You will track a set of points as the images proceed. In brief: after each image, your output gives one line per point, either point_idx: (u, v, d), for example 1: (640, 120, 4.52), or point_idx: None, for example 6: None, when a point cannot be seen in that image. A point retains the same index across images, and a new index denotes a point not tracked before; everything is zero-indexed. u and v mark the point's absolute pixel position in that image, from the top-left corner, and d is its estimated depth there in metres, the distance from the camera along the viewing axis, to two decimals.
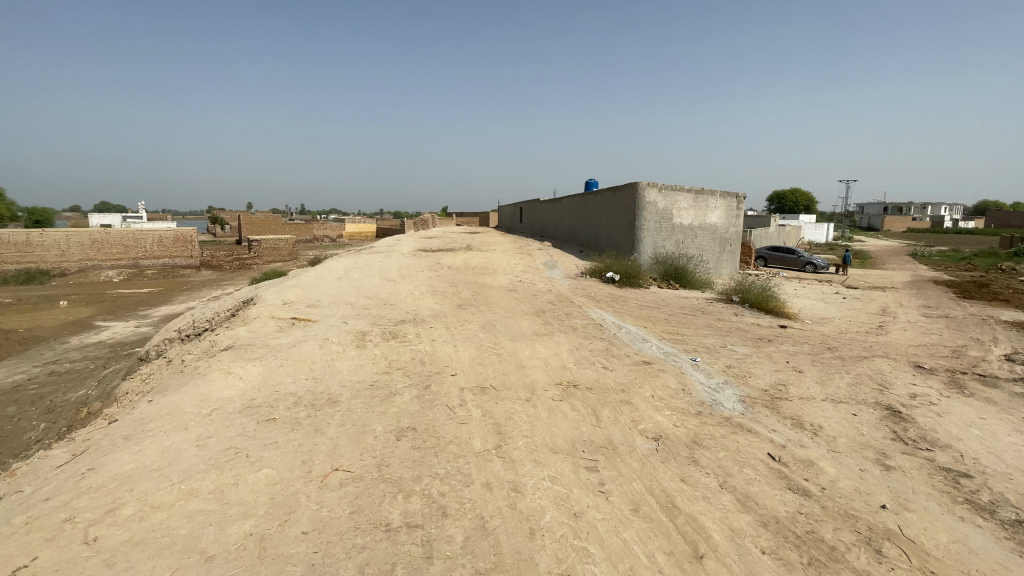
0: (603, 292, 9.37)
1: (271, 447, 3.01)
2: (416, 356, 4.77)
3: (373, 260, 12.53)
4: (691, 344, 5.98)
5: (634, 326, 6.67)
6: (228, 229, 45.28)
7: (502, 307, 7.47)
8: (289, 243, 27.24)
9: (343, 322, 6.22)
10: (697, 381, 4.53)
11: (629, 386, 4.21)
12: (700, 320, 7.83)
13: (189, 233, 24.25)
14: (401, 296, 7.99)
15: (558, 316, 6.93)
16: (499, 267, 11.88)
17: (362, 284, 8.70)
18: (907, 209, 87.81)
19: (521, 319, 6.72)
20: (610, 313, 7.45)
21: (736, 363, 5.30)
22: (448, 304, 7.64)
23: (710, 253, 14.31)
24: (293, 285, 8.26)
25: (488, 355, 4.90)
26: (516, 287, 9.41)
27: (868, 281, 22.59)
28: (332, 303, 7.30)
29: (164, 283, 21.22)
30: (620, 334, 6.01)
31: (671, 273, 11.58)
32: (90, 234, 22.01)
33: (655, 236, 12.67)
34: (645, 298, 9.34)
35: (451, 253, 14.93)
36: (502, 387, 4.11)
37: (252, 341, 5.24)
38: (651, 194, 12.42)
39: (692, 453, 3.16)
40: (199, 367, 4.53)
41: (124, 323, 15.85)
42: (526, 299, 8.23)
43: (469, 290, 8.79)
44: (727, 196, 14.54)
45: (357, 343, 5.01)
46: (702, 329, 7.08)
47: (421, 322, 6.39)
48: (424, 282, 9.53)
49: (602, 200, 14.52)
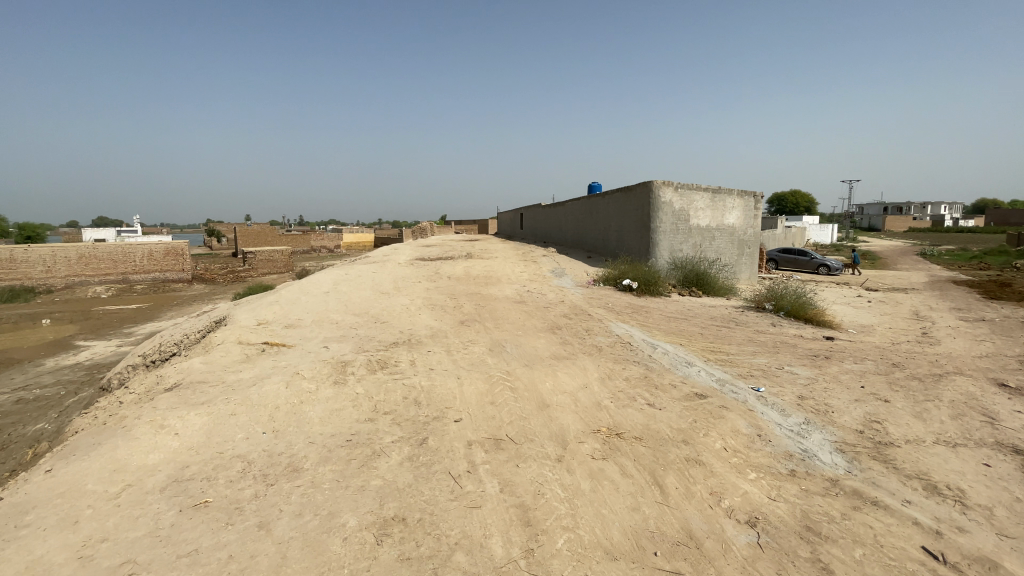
0: (623, 303, 8.35)
1: (186, 565, 1.99)
2: (408, 394, 3.73)
3: (366, 270, 11.49)
4: (743, 367, 4.95)
5: (670, 344, 5.65)
6: (225, 243, 44.33)
7: (510, 324, 6.44)
8: (285, 255, 26.17)
9: (323, 348, 5.16)
10: (771, 422, 3.52)
11: (691, 434, 3.19)
12: (739, 334, 6.79)
13: (180, 246, 23.12)
14: (394, 313, 6.94)
15: (577, 334, 5.90)
16: (503, 276, 10.87)
17: (351, 299, 7.65)
18: (907, 209, 87.16)
19: (535, 338, 5.69)
20: (637, 328, 6.42)
21: (808, 392, 4.27)
22: (448, 321, 6.58)
23: (729, 256, 13.31)
24: (272, 303, 7.22)
25: (501, 389, 3.87)
26: (524, 298, 8.36)
27: (886, 283, 21.60)
28: (314, 324, 6.25)
29: (154, 298, 20.17)
30: (657, 356, 4.97)
31: (692, 279, 10.59)
32: (77, 250, 20.98)
33: (671, 240, 11.66)
34: (670, 308, 8.31)
35: (450, 262, 13.89)
36: (521, 441, 3.08)
37: (204, 377, 4.20)
38: (667, 193, 11.44)
39: (816, 554, 2.14)
40: (128, 416, 3.49)
41: (106, 342, 14.78)
42: (537, 313, 7.19)
43: (472, 304, 7.78)
44: (744, 195, 13.58)
45: (335, 378, 3.96)
46: (746, 346, 6.05)
47: (416, 345, 5.35)
48: (422, 294, 8.49)
49: (611, 202, 13.56)
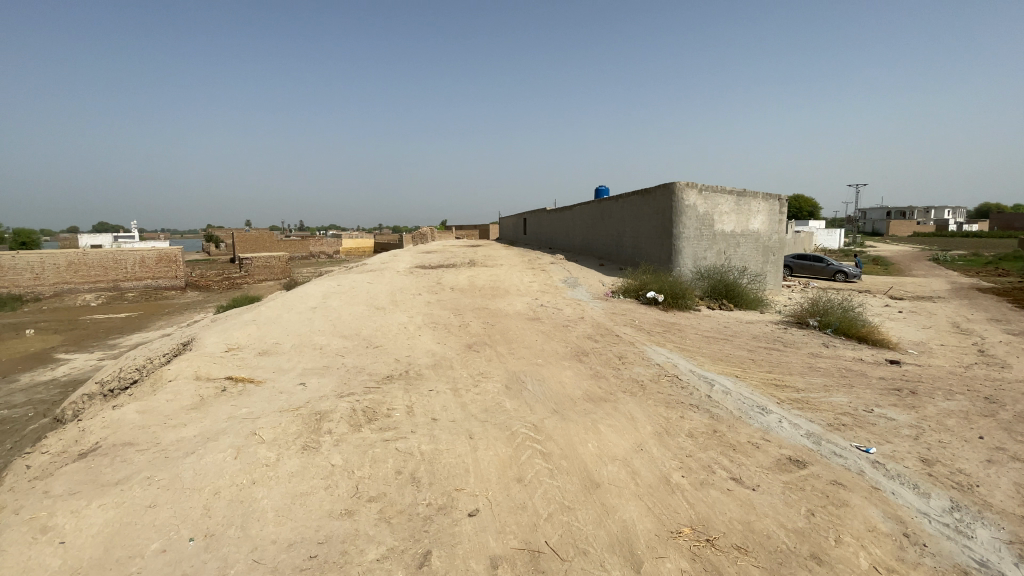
0: (650, 320, 7.34)
1: None
2: (404, 466, 2.71)
3: (362, 280, 10.48)
4: (826, 411, 3.95)
5: (725, 377, 4.65)
6: (224, 247, 43.41)
7: (528, 348, 5.41)
8: (282, 261, 25.15)
9: (299, 386, 4.14)
10: (914, 510, 2.59)
11: (819, 546, 2.19)
12: (795, 361, 5.78)
13: (174, 252, 22.06)
14: (389, 334, 5.92)
15: (609, 364, 4.88)
16: (512, 287, 9.87)
17: (341, 317, 6.63)
18: (912, 214, 86.23)
19: (561, 370, 4.66)
20: (678, 354, 5.40)
21: (929, 456, 3.28)
22: (454, 346, 5.56)
23: (753, 264, 12.32)
24: (247, 323, 6.19)
25: (529, 455, 2.85)
26: (538, 315, 7.33)
27: (910, 290, 20.57)
28: (292, 351, 5.22)
29: (146, 307, 19.17)
30: (720, 397, 3.94)
31: (720, 290, 9.59)
32: (66, 256, 20.00)
33: (696, 246, 10.64)
34: (704, 327, 7.30)
35: (452, 271, 12.86)
36: (571, 559, 2.07)
37: (134, 439, 3.18)
38: (691, 196, 10.42)
39: None
40: (7, 509, 2.46)
41: (88, 355, 13.74)
42: (557, 334, 6.16)
43: (480, 321, 6.78)
44: (769, 198, 12.61)
45: (303, 438, 2.93)
46: (811, 378, 5.05)
47: (415, 380, 4.33)
48: (423, 310, 7.48)
49: (626, 206, 12.54)
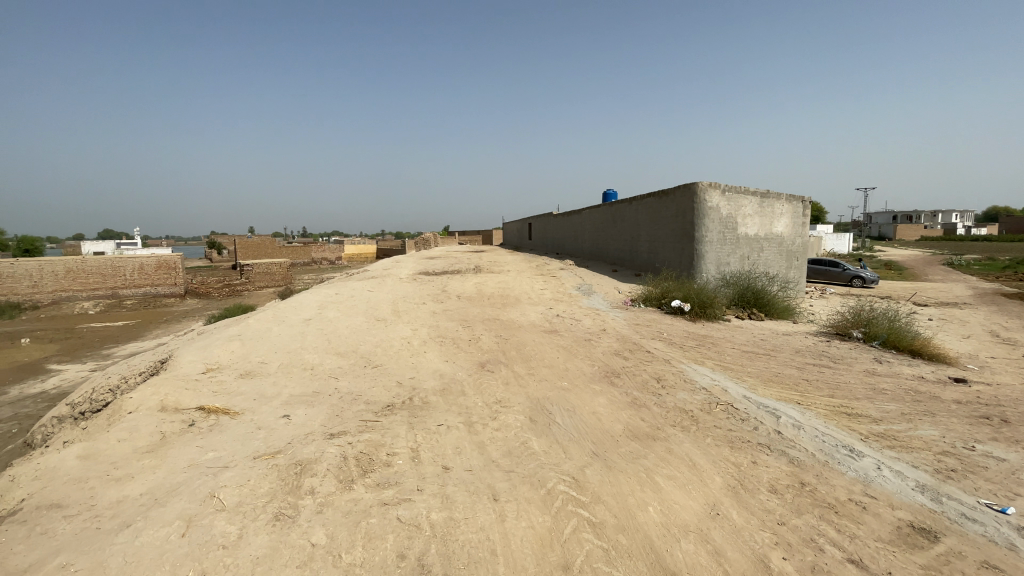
0: (680, 333, 6.63)
1: None
2: (409, 546, 2.02)
3: (362, 288, 9.81)
4: (923, 452, 3.27)
5: (786, 406, 3.98)
6: (227, 255, 42.93)
7: (549, 368, 4.71)
8: (284, 267, 24.50)
9: (281, 420, 3.44)
10: None
11: None
12: (854, 382, 5.08)
13: (174, 258, 21.41)
14: (390, 350, 5.23)
15: (648, 389, 4.19)
16: (523, 295, 9.18)
17: (337, 330, 5.95)
18: (918, 218, 85.47)
19: (592, 397, 3.96)
20: (724, 376, 4.71)
21: None
22: (464, 365, 4.86)
23: (777, 269, 11.61)
24: (232, 339, 5.51)
25: (575, 528, 2.16)
26: (555, 326, 6.62)
27: (931, 295, 19.82)
28: (279, 373, 4.53)
29: (145, 315, 18.51)
30: (796, 438, 3.26)
31: (749, 299, 8.87)
32: (64, 263, 19.39)
33: (719, 251, 9.93)
34: (740, 340, 6.60)
35: (458, 277, 12.19)
36: None
37: (63, 500, 2.48)
38: (714, 197, 9.72)
39: None
40: None
41: (81, 365, 13.07)
42: (580, 348, 5.46)
43: (492, 334, 6.10)
44: (793, 199, 11.92)
45: (276, 503, 2.24)
46: (880, 405, 4.36)
47: (422, 410, 3.64)
48: (428, 321, 6.79)
49: (641, 208, 11.85)
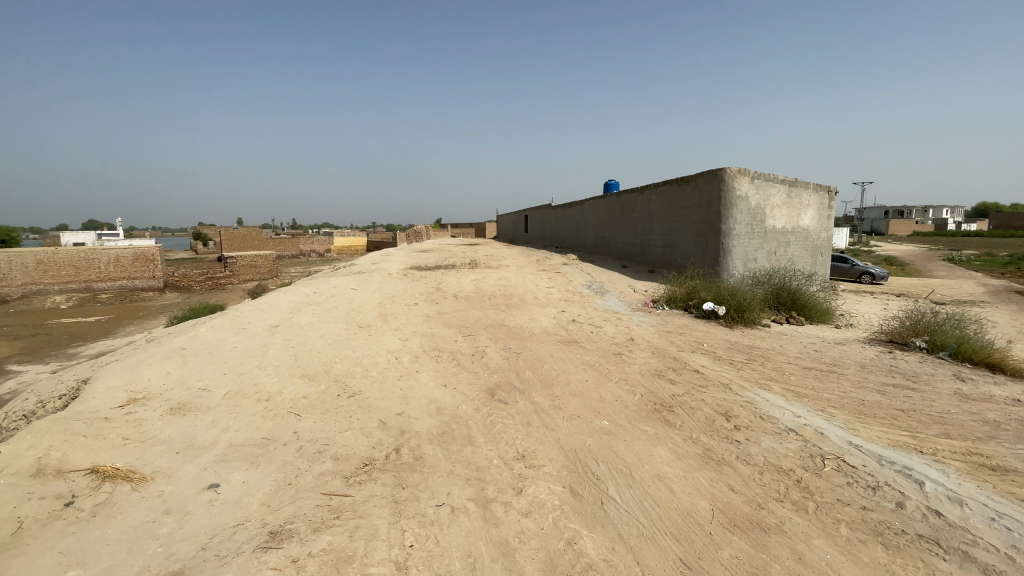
0: (721, 343, 5.55)
1: None
2: None
3: (346, 286, 8.64)
4: None
5: (911, 459, 2.95)
6: (213, 246, 41.36)
7: (578, 398, 3.60)
8: (270, 260, 23.14)
9: (204, 497, 2.33)
10: None
11: None
12: (957, 413, 4.05)
13: (152, 250, 19.75)
14: (373, 371, 4.11)
15: (718, 432, 3.12)
16: (529, 295, 8.07)
17: (308, 343, 4.81)
18: (908, 213, 85.58)
19: (648, 447, 2.87)
20: (808, 409, 3.64)
21: None
22: (468, 392, 3.75)
23: (803, 266, 10.59)
24: (172, 354, 4.35)
25: None
26: (573, 335, 5.52)
27: (945, 292, 18.97)
28: (222, 408, 3.40)
29: (120, 309, 17.18)
30: (972, 530, 2.23)
31: (785, 300, 7.83)
32: (35, 256, 18.04)
33: (746, 246, 8.89)
34: (793, 352, 5.54)
35: (454, 273, 11.06)
36: None
37: None
38: (743, 184, 8.65)
39: None
40: None
41: (41, 365, 11.80)
42: (611, 366, 4.37)
43: (499, 347, 4.99)
44: (819, 189, 10.90)
45: None
46: (1017, 450, 3.33)
47: (412, 475, 2.53)
48: (421, 329, 5.66)
49: (655, 198, 10.76)
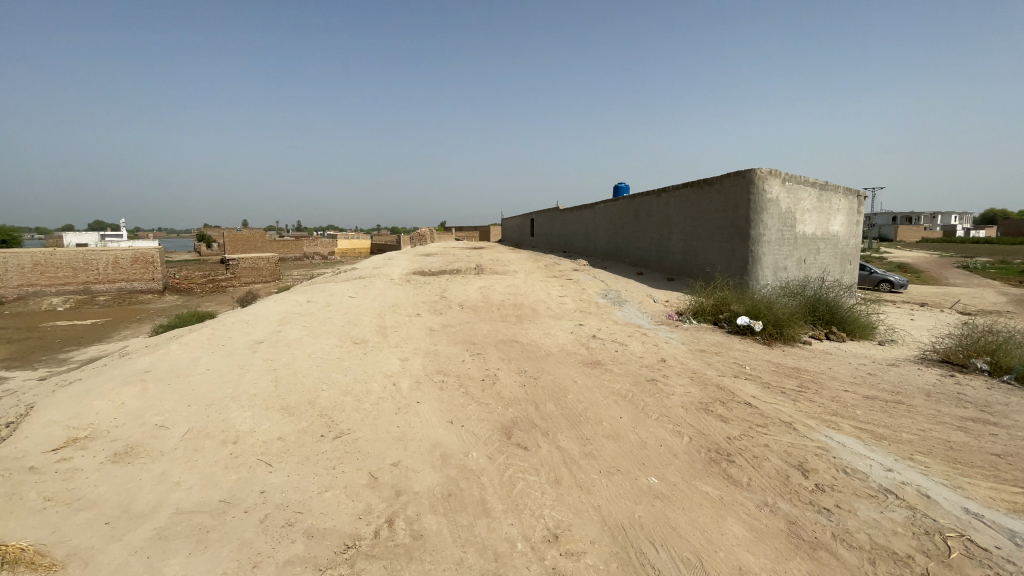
0: (765, 366, 4.87)
1: None
2: None
3: (344, 293, 7.99)
4: None
5: None
6: (217, 247, 40.82)
7: (614, 442, 2.95)
8: (272, 262, 22.51)
9: None
10: None
11: None
12: None
13: (151, 252, 19.14)
14: (366, 402, 3.46)
15: (798, 495, 2.45)
16: (542, 306, 7.40)
17: (293, 364, 4.16)
18: (917, 219, 84.62)
19: (714, 520, 2.21)
20: (897, 458, 2.96)
21: None
22: (479, 431, 3.10)
23: (832, 275, 9.89)
24: (132, 379, 3.72)
25: None
26: (596, 355, 4.87)
27: (970, 302, 18.18)
28: (177, 454, 2.76)
29: (118, 312, 16.58)
30: None
31: (823, 314, 7.14)
32: (32, 256, 17.46)
33: (776, 253, 8.22)
34: (845, 376, 4.86)
35: (461, 279, 10.40)
36: None
37: None
38: (774, 186, 7.99)
39: None
40: None
41: (28, 370, 11.19)
42: (647, 396, 3.71)
43: (513, 369, 4.34)
44: (849, 193, 10.22)
45: None
46: None
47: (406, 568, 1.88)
48: (422, 346, 5.00)
49: (675, 201, 10.10)
